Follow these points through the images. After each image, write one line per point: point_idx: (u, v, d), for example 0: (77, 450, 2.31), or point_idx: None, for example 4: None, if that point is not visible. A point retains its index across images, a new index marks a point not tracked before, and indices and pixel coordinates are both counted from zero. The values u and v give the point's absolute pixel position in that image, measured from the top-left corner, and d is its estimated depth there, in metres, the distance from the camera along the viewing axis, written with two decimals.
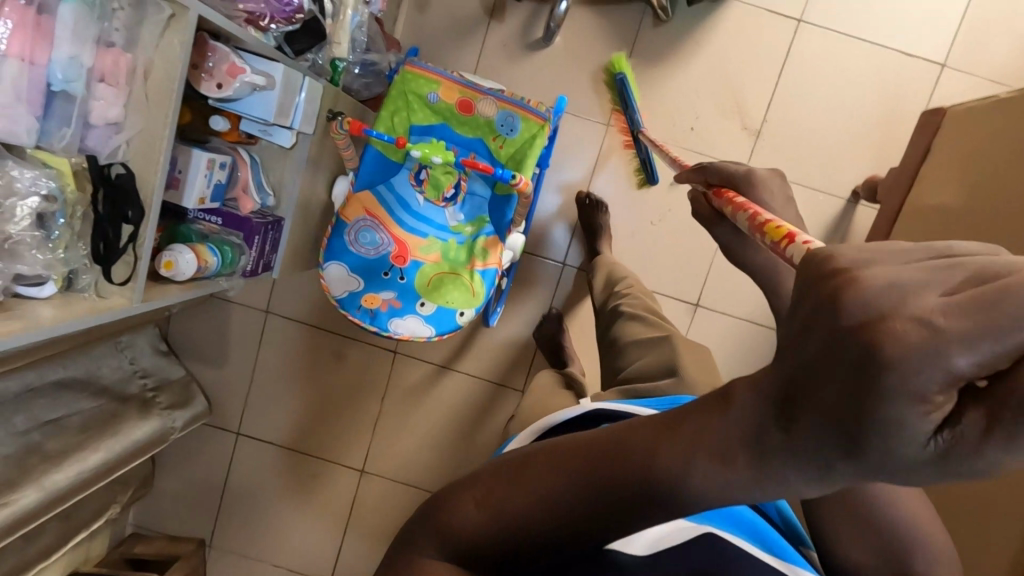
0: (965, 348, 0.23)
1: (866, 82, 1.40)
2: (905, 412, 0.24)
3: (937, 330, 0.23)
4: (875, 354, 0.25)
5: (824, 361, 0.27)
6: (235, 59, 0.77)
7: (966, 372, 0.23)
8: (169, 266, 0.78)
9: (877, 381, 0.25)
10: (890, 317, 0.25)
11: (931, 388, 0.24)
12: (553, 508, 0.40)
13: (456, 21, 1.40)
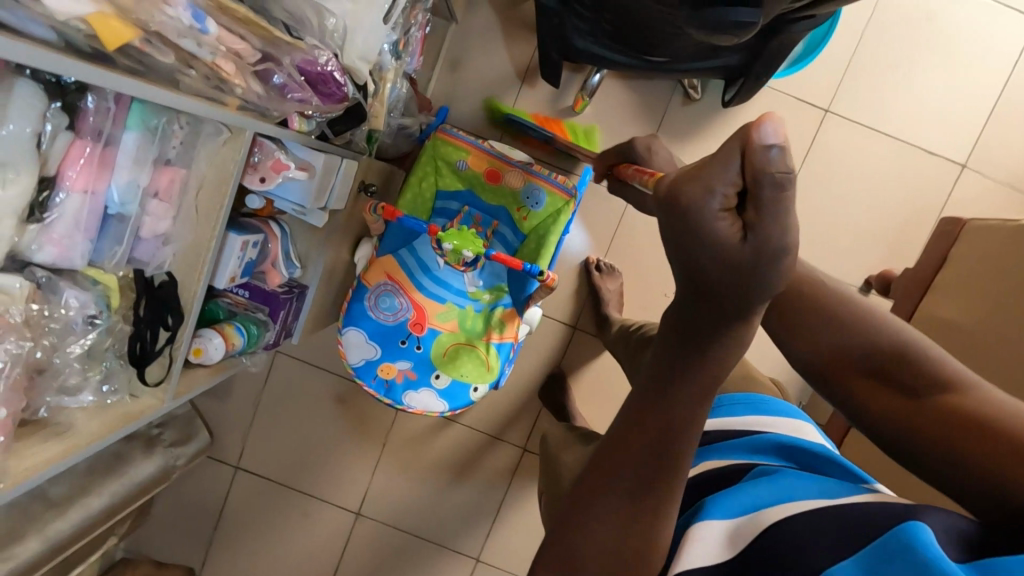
0: (713, 192, 0.35)
1: (886, 177, 1.42)
2: (714, 225, 0.36)
3: (703, 185, 0.35)
4: (683, 214, 0.37)
5: (674, 235, 0.38)
6: (281, 155, 0.77)
7: (737, 189, 0.35)
8: (198, 353, 0.78)
9: (698, 250, 0.37)
10: (679, 188, 0.37)
11: (726, 207, 0.36)
12: (615, 502, 0.46)
13: (489, 83, 1.41)
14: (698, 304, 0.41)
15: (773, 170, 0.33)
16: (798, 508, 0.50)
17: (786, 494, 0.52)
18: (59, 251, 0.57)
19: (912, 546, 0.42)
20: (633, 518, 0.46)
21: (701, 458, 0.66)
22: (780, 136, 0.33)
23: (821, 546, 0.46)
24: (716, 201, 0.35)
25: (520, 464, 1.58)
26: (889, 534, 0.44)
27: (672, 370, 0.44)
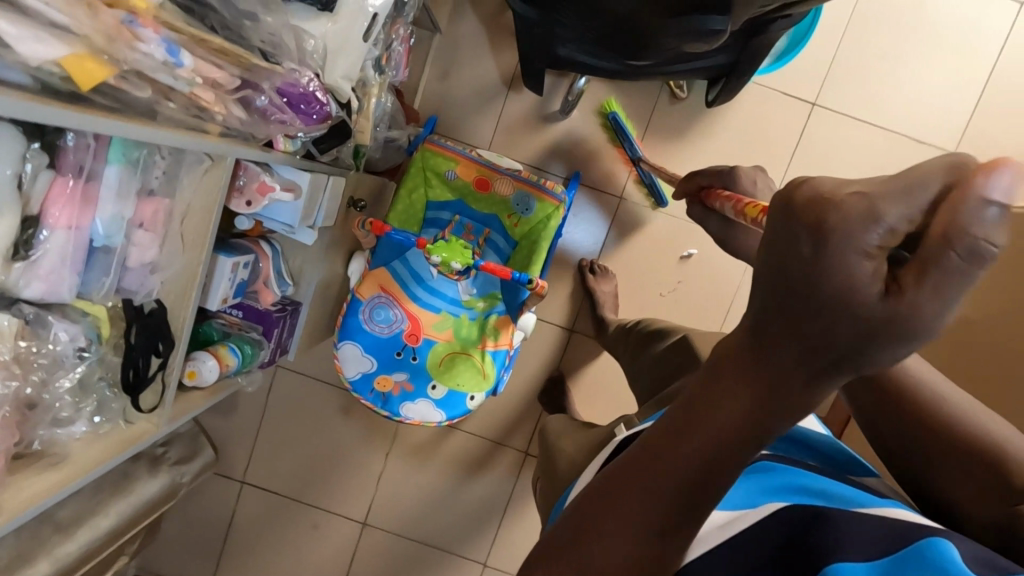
0: (877, 222, 0.28)
1: (877, 170, 1.42)
2: (853, 266, 0.29)
3: (868, 207, 0.29)
4: (819, 235, 0.30)
5: (793, 254, 0.31)
6: (265, 177, 0.78)
7: (896, 234, 0.28)
8: (192, 375, 0.79)
9: (830, 302, 0.30)
10: (820, 196, 0.30)
11: (877, 253, 0.29)
12: (632, 525, 0.39)
13: (476, 91, 1.41)
14: (790, 319, 0.33)
15: (977, 231, 0.26)
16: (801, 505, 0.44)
17: (791, 494, 0.47)
18: (47, 286, 0.58)
19: (939, 566, 0.38)
20: (648, 550, 0.39)
21: None
22: (1014, 197, 0.26)
23: (834, 536, 0.41)
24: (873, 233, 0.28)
25: (523, 468, 1.58)
26: (910, 548, 0.40)
27: (726, 371, 0.36)
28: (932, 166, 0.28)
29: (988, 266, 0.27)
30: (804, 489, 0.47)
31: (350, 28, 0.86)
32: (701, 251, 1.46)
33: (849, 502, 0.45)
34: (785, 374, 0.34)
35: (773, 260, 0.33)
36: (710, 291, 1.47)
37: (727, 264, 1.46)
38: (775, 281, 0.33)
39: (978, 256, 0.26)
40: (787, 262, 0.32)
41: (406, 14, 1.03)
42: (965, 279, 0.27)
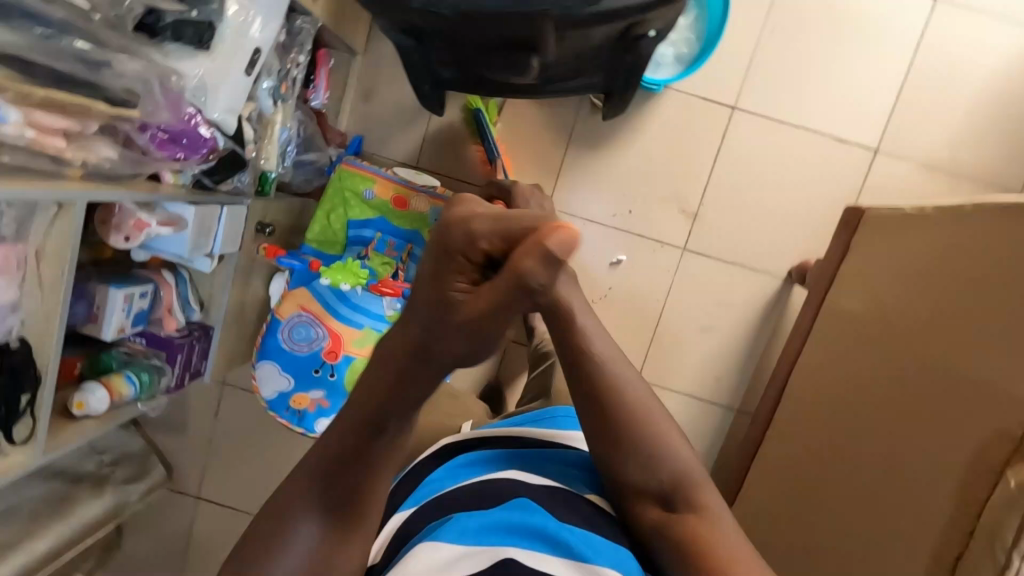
0: (481, 229, 0.48)
1: (800, 170, 1.43)
2: (465, 268, 0.49)
3: (481, 224, 0.49)
4: (456, 229, 0.49)
5: (446, 238, 0.49)
6: (141, 214, 0.82)
7: (488, 247, 0.48)
8: (80, 405, 0.83)
9: (452, 270, 0.49)
10: (468, 211, 0.50)
11: (478, 251, 0.48)
12: (349, 426, 0.53)
13: (400, 109, 1.44)
14: (441, 277, 0.49)
15: (519, 261, 0.45)
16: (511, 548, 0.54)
17: (518, 536, 0.55)
18: None
19: None
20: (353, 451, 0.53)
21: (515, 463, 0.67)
22: (549, 249, 0.45)
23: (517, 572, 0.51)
24: (477, 243, 0.48)
25: None
26: None
27: (418, 308, 0.49)
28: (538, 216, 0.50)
29: (523, 285, 0.45)
30: (534, 532, 0.56)
31: (229, 64, 0.89)
32: (630, 257, 1.48)
33: (572, 555, 0.55)
34: (437, 319, 0.48)
35: (441, 238, 0.49)
36: (641, 296, 1.49)
37: (656, 269, 1.48)
38: (440, 250, 0.49)
39: (524, 286, 0.46)
40: (445, 238, 0.49)
41: (303, 44, 1.08)
42: (507, 284, 0.46)
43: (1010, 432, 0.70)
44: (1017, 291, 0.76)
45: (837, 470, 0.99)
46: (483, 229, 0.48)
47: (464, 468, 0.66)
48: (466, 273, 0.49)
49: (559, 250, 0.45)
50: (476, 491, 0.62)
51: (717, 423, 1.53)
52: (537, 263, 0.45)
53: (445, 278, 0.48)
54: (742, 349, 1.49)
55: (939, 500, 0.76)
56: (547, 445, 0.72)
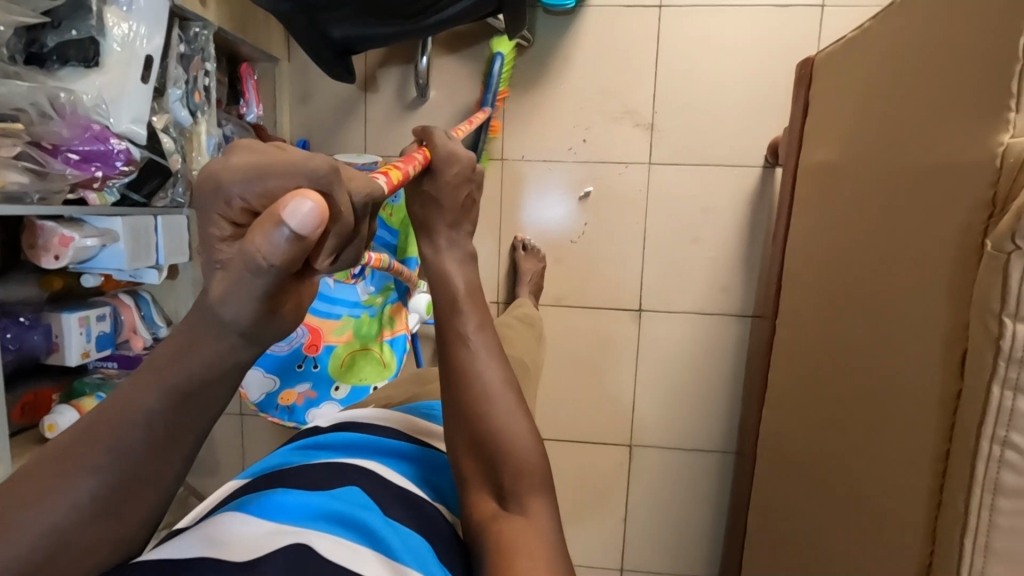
0: (228, 178, 0.39)
1: (749, 47, 1.35)
2: (212, 227, 0.41)
3: (232, 165, 0.39)
4: (206, 183, 0.40)
5: (203, 177, 0.40)
6: (63, 229, 0.84)
7: (251, 213, 0.40)
8: (51, 427, 0.86)
9: (202, 228, 0.42)
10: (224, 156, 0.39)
11: (224, 214, 0.40)
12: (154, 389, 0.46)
13: (336, 104, 1.45)
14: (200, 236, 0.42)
15: (260, 239, 0.38)
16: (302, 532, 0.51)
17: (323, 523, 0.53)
18: None
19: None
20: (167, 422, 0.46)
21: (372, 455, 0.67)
22: (302, 226, 0.37)
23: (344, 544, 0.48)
24: (231, 204, 0.40)
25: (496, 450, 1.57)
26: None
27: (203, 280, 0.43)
28: (300, 170, 0.39)
29: (266, 269, 0.39)
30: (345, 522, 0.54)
31: (124, 75, 0.91)
32: (597, 187, 1.42)
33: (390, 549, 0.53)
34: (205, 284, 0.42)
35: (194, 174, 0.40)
36: (617, 223, 1.43)
37: (626, 192, 1.42)
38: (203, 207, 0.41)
39: (249, 265, 0.39)
40: (202, 176, 0.40)
41: (206, 50, 1.10)
42: (253, 264, 0.39)
43: (981, 201, 0.60)
44: (959, 57, 0.67)
45: (842, 325, 0.90)
46: (230, 181, 0.39)
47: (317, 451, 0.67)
48: (230, 237, 0.42)
49: (289, 222, 0.36)
50: (309, 474, 0.61)
51: (735, 335, 1.43)
52: (260, 243, 0.37)
53: (209, 241, 0.42)
54: (738, 250, 1.40)
55: (932, 306, 0.67)
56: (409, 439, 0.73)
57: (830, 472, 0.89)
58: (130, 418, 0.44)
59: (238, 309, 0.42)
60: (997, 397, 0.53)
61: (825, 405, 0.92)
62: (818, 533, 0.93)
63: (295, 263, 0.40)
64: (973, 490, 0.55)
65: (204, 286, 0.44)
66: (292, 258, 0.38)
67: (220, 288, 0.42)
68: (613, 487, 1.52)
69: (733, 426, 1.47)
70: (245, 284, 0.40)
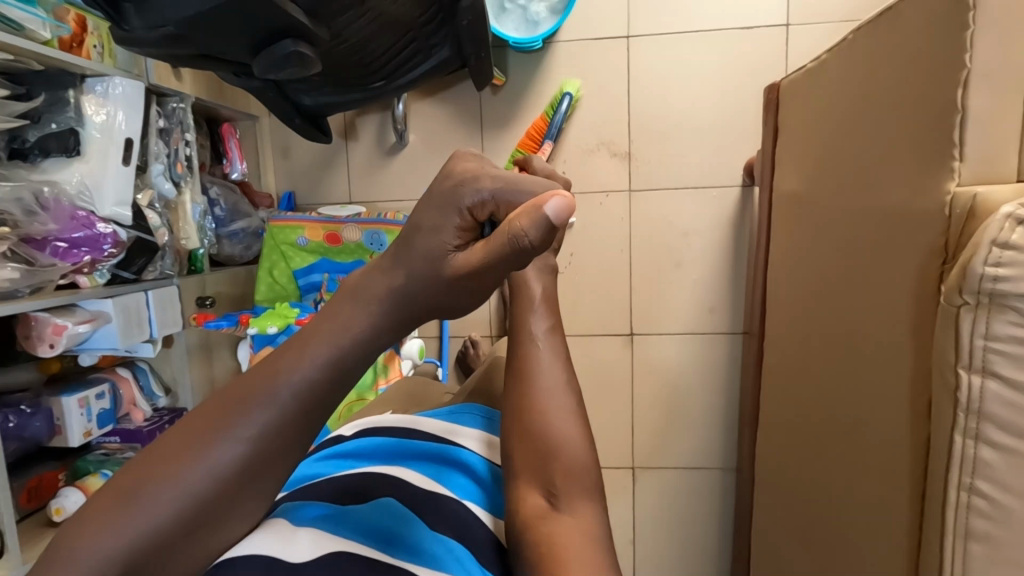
0: (475, 182, 0.48)
1: (717, 71, 1.36)
2: (446, 231, 0.48)
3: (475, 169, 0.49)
4: (453, 183, 0.49)
5: (453, 182, 0.49)
6: (55, 318, 0.86)
7: (484, 205, 0.47)
8: (59, 511, 0.88)
9: (430, 229, 0.48)
10: (470, 163, 0.50)
11: (461, 211, 0.48)
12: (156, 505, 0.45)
13: (317, 155, 1.48)
14: (414, 231, 0.49)
15: (511, 224, 0.43)
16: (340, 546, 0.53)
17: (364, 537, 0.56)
18: None
19: None
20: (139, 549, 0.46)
21: (402, 461, 0.68)
22: (557, 214, 0.42)
23: None
24: (479, 194, 0.47)
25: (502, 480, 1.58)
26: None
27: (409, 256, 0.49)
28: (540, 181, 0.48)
29: (521, 248, 0.44)
30: (386, 537, 0.57)
31: (104, 160, 0.94)
32: (580, 217, 1.45)
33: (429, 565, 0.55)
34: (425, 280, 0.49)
35: (441, 185, 0.50)
36: (603, 251, 1.45)
37: (608, 219, 1.44)
38: (436, 208, 0.48)
39: (502, 243, 0.44)
40: (447, 182, 0.49)
41: (184, 122, 1.13)
42: (506, 250, 0.44)
43: (933, 245, 0.62)
44: (906, 101, 0.69)
45: (821, 352, 0.91)
46: (486, 185, 0.47)
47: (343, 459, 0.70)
48: (464, 228, 0.48)
49: (549, 210, 0.42)
50: (342, 487, 0.63)
51: (727, 353, 1.45)
52: (529, 221, 0.42)
53: (438, 235, 0.48)
54: (724, 269, 1.42)
55: (899, 344, 0.68)
56: (438, 442, 0.71)
57: (820, 499, 0.91)
58: (103, 547, 0.44)
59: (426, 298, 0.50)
60: (959, 446, 0.55)
61: (812, 433, 0.94)
62: (816, 559, 0.94)
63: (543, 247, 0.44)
64: (945, 535, 0.57)
65: (433, 268, 0.48)
66: (549, 243, 0.44)
67: (465, 262, 0.47)
68: (617, 510, 1.54)
69: (733, 442, 1.48)
70: (498, 264, 0.45)
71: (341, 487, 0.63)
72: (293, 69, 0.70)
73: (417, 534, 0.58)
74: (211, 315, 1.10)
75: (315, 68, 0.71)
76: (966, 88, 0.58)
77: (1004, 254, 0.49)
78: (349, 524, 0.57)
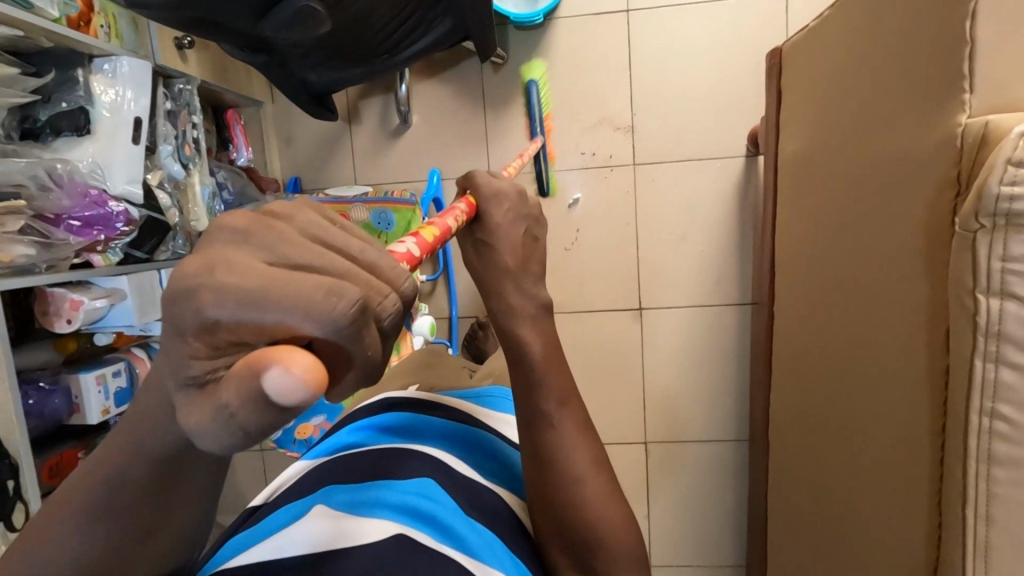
0: (216, 298, 0.28)
1: (717, 41, 1.37)
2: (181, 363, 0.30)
3: (229, 265, 0.29)
4: (189, 283, 0.29)
5: (198, 275, 0.29)
6: (72, 294, 0.87)
7: (227, 337, 0.29)
8: None
9: (170, 349, 0.30)
10: (241, 249, 0.30)
11: (198, 337, 0.29)
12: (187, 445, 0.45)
13: (322, 140, 1.49)
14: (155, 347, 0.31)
15: (231, 396, 0.27)
16: (383, 525, 0.54)
17: (403, 513, 0.57)
18: None
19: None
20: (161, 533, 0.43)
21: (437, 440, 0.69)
22: (285, 395, 0.26)
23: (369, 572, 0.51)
24: (213, 316, 0.29)
25: None
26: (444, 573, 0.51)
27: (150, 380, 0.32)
28: (318, 302, 0.29)
29: (246, 428, 0.28)
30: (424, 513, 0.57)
31: (113, 138, 0.95)
32: (585, 193, 1.45)
33: (466, 547, 0.55)
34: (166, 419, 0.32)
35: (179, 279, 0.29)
36: (609, 227, 1.45)
37: (614, 194, 1.44)
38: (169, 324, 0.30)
39: (213, 409, 0.28)
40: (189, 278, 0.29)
41: (191, 104, 1.13)
42: (229, 423, 0.29)
43: (946, 180, 0.62)
44: (911, 42, 0.69)
45: (834, 307, 0.91)
46: (226, 303, 0.29)
47: (377, 430, 0.70)
48: (207, 359, 0.30)
49: (275, 389, 0.26)
50: (380, 460, 0.64)
51: (736, 325, 1.45)
52: (247, 403, 0.27)
53: (174, 364, 0.30)
54: (730, 240, 1.42)
55: (914, 285, 0.68)
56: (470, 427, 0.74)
57: (838, 454, 0.91)
58: None
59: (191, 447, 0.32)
60: (980, 370, 0.55)
61: (828, 389, 0.94)
62: (833, 516, 0.94)
63: (282, 423, 0.29)
64: (969, 462, 0.57)
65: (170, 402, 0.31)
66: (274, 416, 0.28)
67: (190, 420, 0.30)
68: (631, 485, 1.54)
69: (744, 413, 1.48)
70: (228, 433, 0.29)
71: (376, 463, 0.63)
72: (303, 25, 0.72)
73: (453, 513, 0.58)
74: None
75: (325, 26, 0.73)
76: (974, 19, 0.58)
77: (1019, 172, 0.50)
78: (391, 505, 0.57)
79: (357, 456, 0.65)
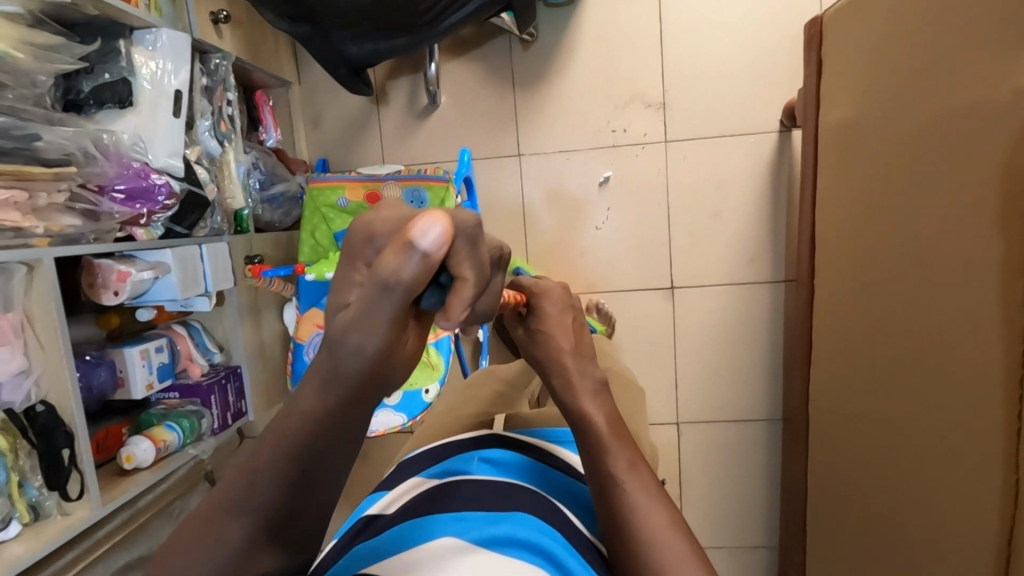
0: (377, 222, 0.45)
1: (749, 16, 1.36)
2: (352, 276, 0.46)
3: (383, 210, 0.46)
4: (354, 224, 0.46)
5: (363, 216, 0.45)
6: (120, 265, 0.87)
7: (378, 240, 0.45)
8: (129, 458, 0.88)
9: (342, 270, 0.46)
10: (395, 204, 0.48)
11: (362, 247, 0.45)
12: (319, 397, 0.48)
13: (350, 120, 1.48)
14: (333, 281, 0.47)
15: (385, 266, 0.42)
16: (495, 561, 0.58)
17: (511, 548, 0.60)
18: None
19: None
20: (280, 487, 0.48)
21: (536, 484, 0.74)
22: (427, 247, 0.41)
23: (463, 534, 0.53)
24: (375, 235, 0.45)
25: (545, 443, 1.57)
26: None
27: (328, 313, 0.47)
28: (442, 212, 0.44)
29: (395, 289, 0.43)
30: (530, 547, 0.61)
31: (155, 110, 0.94)
32: (616, 172, 1.44)
33: None
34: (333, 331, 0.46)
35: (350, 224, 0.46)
36: (641, 205, 1.44)
37: (645, 173, 1.43)
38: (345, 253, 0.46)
39: (385, 276, 0.42)
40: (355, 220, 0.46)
41: (226, 81, 1.12)
42: (383, 291, 0.43)
43: None
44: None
45: (887, 272, 0.90)
46: (381, 229, 0.45)
47: (486, 462, 0.75)
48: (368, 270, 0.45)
49: (422, 242, 0.42)
50: (490, 492, 0.69)
51: (768, 304, 1.44)
52: (402, 261, 0.42)
53: (342, 282, 0.46)
54: (764, 217, 1.41)
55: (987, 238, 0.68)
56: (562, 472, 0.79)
57: (893, 420, 0.89)
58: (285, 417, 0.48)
59: (379, 338, 0.45)
60: None
61: (880, 357, 0.92)
62: (884, 485, 0.93)
63: (421, 284, 0.43)
64: None
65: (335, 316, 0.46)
66: (429, 270, 0.43)
67: (355, 310, 0.45)
68: (662, 468, 1.53)
69: (778, 394, 1.47)
70: (379, 308, 0.44)
71: (486, 498, 0.68)
72: None
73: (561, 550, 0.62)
74: (266, 265, 1.10)
75: None
76: None
77: None
78: (503, 540, 0.61)
79: (467, 489, 0.70)
